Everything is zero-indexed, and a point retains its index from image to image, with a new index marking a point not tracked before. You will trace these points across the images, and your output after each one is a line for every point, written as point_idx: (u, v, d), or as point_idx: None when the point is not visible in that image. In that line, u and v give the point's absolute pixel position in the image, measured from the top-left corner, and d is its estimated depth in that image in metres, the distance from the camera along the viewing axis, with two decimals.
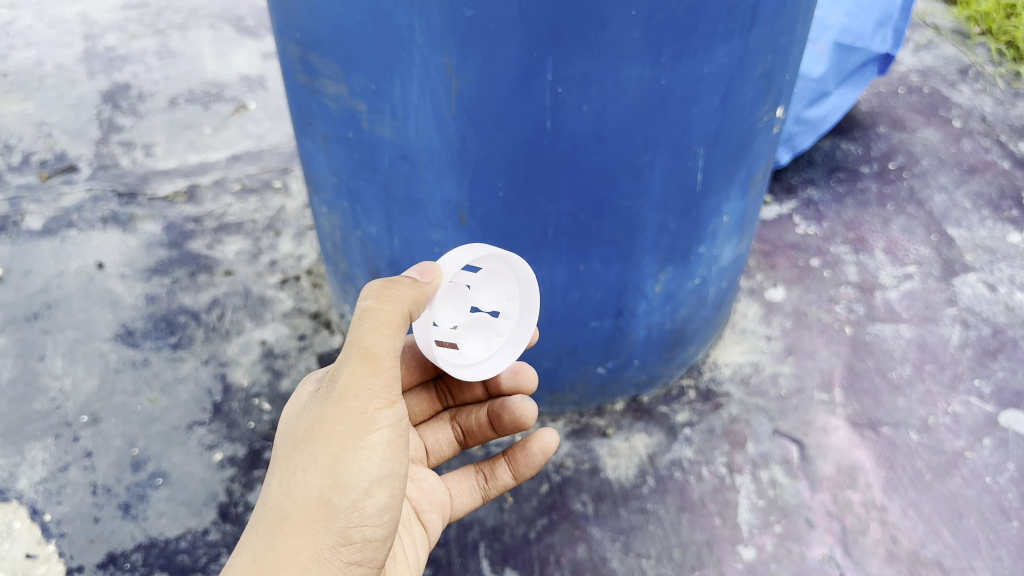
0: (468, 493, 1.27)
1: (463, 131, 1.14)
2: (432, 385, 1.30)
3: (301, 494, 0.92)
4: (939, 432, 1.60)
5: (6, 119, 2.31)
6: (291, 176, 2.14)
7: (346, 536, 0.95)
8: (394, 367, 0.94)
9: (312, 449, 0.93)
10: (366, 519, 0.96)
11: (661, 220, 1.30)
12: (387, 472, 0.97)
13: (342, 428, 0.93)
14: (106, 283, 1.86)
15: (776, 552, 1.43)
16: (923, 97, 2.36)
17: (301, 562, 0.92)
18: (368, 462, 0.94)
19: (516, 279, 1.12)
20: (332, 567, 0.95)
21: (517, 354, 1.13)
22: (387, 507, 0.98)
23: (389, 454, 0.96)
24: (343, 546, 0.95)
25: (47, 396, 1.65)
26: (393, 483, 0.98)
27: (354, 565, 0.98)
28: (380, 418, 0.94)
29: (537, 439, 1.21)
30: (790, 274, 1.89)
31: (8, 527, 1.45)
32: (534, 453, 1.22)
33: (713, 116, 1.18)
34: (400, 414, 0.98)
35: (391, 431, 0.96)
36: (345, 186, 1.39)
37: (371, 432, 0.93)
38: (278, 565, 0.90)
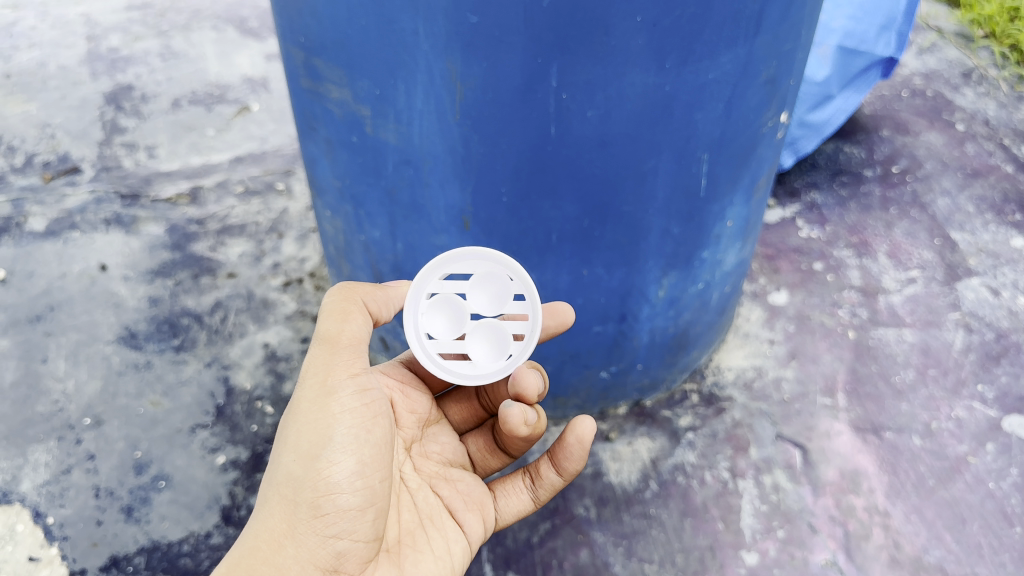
0: (516, 496, 1.25)
1: (467, 136, 1.14)
2: (473, 396, 1.30)
3: (278, 475, 1.00)
4: (942, 437, 1.60)
5: (9, 119, 2.32)
6: (294, 178, 2.14)
7: (316, 507, 0.97)
8: (356, 344, 1.02)
9: (286, 434, 1.01)
10: (335, 487, 0.98)
11: (664, 225, 1.30)
12: (351, 439, 0.99)
13: (304, 403, 0.99)
14: (109, 285, 1.86)
15: (779, 557, 1.43)
16: (926, 101, 2.36)
17: (276, 540, 0.97)
18: (327, 430, 0.98)
19: (515, 276, 1.10)
20: (310, 541, 0.97)
21: (527, 354, 1.08)
22: (357, 475, 0.99)
23: (355, 423, 1.00)
24: (315, 518, 0.97)
25: (50, 398, 1.65)
26: (362, 451, 1.00)
27: (337, 541, 0.99)
28: (339, 388, 1.00)
29: (572, 430, 1.15)
30: (793, 278, 1.89)
31: (11, 530, 1.46)
32: (571, 444, 1.16)
33: (718, 122, 1.18)
34: (370, 391, 1.03)
35: (352, 400, 1.00)
36: (348, 190, 1.39)
37: (330, 398, 0.99)
38: (254, 547, 0.97)
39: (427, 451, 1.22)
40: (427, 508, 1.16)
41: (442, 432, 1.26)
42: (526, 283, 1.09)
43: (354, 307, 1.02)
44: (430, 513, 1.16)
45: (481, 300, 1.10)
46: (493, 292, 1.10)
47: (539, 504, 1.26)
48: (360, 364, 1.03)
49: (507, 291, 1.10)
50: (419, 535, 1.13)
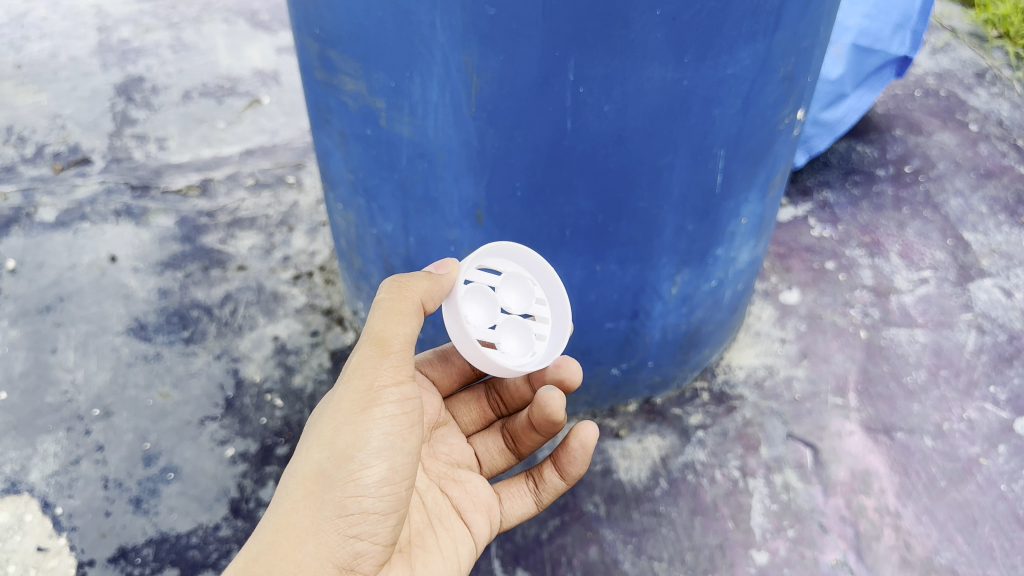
0: (520, 499, 1.25)
1: (482, 130, 1.14)
2: (484, 395, 1.32)
3: (305, 468, 0.98)
4: (954, 438, 1.59)
5: (19, 110, 2.31)
6: (305, 172, 2.14)
7: (344, 508, 0.97)
8: (404, 349, 1.00)
9: (320, 427, 0.99)
10: (365, 491, 0.98)
11: (679, 222, 1.29)
12: (388, 447, 0.98)
13: (346, 403, 0.98)
14: (118, 276, 1.85)
15: (789, 557, 1.43)
16: (939, 101, 2.35)
17: (297, 535, 0.96)
18: (366, 434, 0.97)
19: (539, 281, 1.15)
20: (331, 540, 0.97)
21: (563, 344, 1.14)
22: (387, 482, 0.99)
23: (393, 430, 0.99)
24: (340, 518, 0.97)
25: (59, 388, 1.65)
26: (396, 459, 0.99)
27: (356, 542, 0.99)
28: (384, 394, 0.98)
29: (576, 434, 1.18)
30: (805, 277, 1.89)
31: (20, 520, 1.45)
32: (574, 449, 1.19)
33: (735, 118, 1.17)
34: (410, 398, 1.01)
35: (396, 407, 0.99)
36: (361, 183, 1.38)
37: (373, 404, 0.98)
38: (275, 540, 0.95)
39: (436, 452, 1.22)
40: (436, 508, 1.16)
41: (450, 432, 1.27)
42: (550, 285, 1.15)
43: (410, 309, 1.00)
44: (439, 513, 1.16)
45: (510, 300, 1.14)
46: (520, 291, 1.14)
47: (542, 508, 1.27)
48: (404, 368, 1.02)
49: (532, 293, 1.15)
50: (428, 535, 1.13)
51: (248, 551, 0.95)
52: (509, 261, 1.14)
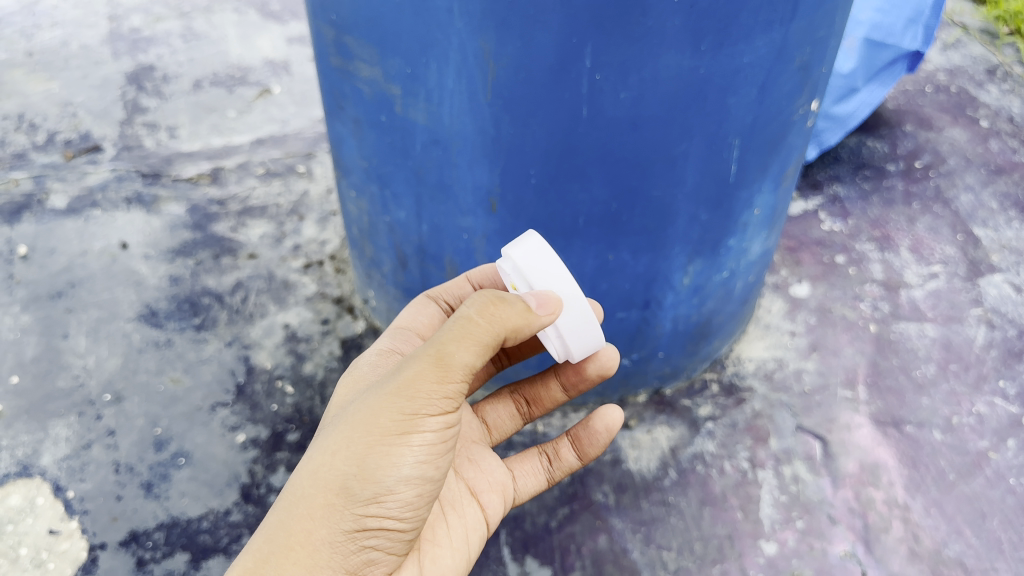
0: (534, 476, 1.26)
1: (498, 116, 1.14)
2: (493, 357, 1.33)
3: (332, 473, 0.92)
4: (962, 432, 1.59)
5: (30, 98, 2.32)
6: (315, 161, 2.14)
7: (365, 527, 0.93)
8: (464, 376, 0.92)
9: (353, 437, 0.92)
10: (389, 515, 0.94)
11: (692, 211, 1.29)
12: (419, 475, 0.93)
13: (387, 430, 0.91)
14: (129, 263, 1.86)
15: (798, 548, 1.43)
16: (950, 97, 2.35)
17: (311, 543, 0.93)
18: (403, 464, 0.92)
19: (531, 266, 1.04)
20: (344, 551, 0.94)
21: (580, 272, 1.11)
22: (411, 505, 0.95)
23: (427, 459, 0.93)
24: (357, 533, 0.94)
25: (70, 373, 1.65)
26: (427, 488, 0.95)
27: (368, 552, 0.96)
28: (427, 423, 0.91)
29: (601, 418, 1.21)
30: (815, 271, 1.89)
31: (31, 503, 1.46)
32: (599, 430, 1.22)
33: (750, 108, 1.17)
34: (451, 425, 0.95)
35: (435, 436, 0.92)
36: (375, 170, 1.38)
37: (412, 434, 0.91)
38: (289, 543, 0.93)
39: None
40: (452, 494, 1.14)
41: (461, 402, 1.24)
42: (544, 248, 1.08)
43: (480, 341, 0.91)
44: (453, 499, 1.14)
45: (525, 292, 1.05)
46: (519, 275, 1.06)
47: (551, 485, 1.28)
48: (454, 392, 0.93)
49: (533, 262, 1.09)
50: (439, 526, 1.11)
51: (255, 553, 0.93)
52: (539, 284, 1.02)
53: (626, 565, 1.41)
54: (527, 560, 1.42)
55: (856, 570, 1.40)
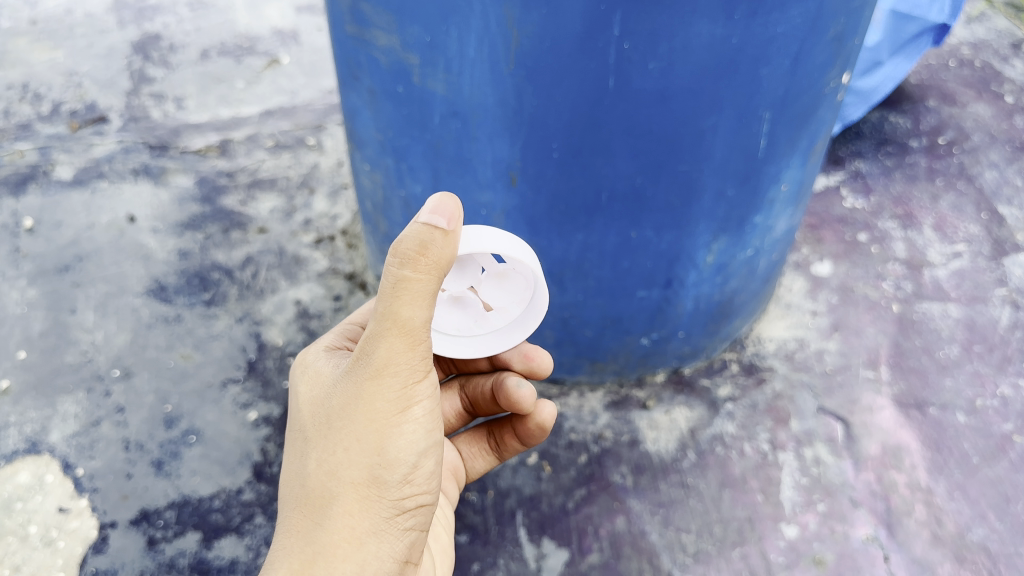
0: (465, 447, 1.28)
1: (521, 87, 1.10)
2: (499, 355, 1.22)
3: (347, 475, 0.88)
4: (987, 415, 1.56)
5: (35, 67, 2.27)
6: (326, 133, 2.10)
7: (399, 507, 0.92)
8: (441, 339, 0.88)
9: (350, 429, 0.87)
10: (415, 485, 0.93)
11: (719, 187, 1.24)
12: (432, 441, 0.93)
13: (383, 404, 0.86)
14: (137, 236, 1.82)
15: (819, 531, 1.40)
16: (974, 71, 2.30)
17: (358, 539, 0.89)
18: (404, 431, 0.89)
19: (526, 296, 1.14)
20: (391, 537, 0.92)
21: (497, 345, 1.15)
22: (433, 471, 0.95)
23: (432, 424, 0.92)
24: (397, 516, 0.92)
25: (78, 348, 1.63)
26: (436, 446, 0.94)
27: (410, 529, 0.95)
28: (421, 391, 0.88)
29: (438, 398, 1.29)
30: (837, 249, 1.85)
31: (41, 481, 1.44)
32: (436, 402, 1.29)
33: (783, 79, 1.12)
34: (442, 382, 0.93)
35: (432, 402, 0.91)
36: (389, 143, 1.32)
37: (414, 406, 0.88)
38: (333, 553, 0.87)
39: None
40: None
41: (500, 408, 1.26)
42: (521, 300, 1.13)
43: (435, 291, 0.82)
44: None
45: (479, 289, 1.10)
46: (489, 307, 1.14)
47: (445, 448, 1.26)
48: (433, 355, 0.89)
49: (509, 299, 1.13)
50: None
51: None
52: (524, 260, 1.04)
53: (644, 547, 1.39)
54: (544, 541, 1.40)
55: (878, 554, 1.38)
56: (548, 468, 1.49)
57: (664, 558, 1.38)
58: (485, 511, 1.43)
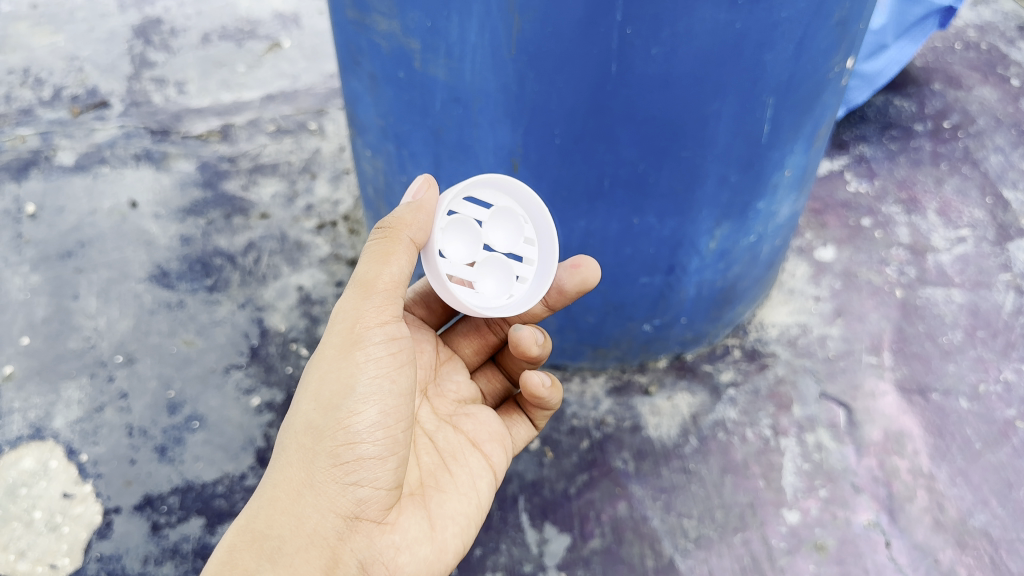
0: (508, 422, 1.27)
1: (522, 73, 1.09)
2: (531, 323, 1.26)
3: (299, 422, 0.97)
4: (989, 401, 1.56)
5: (36, 51, 2.27)
6: (327, 118, 2.09)
7: (336, 456, 0.94)
8: (394, 288, 0.96)
9: (309, 380, 0.98)
10: (358, 437, 0.94)
11: (722, 173, 1.23)
12: (377, 389, 0.95)
13: (331, 349, 0.96)
14: (139, 222, 1.82)
15: (821, 516, 1.41)
16: (980, 54, 2.28)
17: (294, 488, 0.94)
18: (342, 377, 0.94)
19: (531, 219, 1.09)
20: (330, 490, 0.94)
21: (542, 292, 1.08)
22: (382, 425, 0.95)
23: (380, 373, 0.95)
24: (335, 466, 0.94)
25: (81, 334, 1.63)
26: (386, 400, 0.95)
27: (357, 488, 0.95)
28: (368, 335, 0.95)
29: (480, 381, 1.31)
30: (840, 234, 1.84)
31: (45, 466, 1.45)
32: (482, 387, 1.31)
33: (787, 64, 1.11)
34: (397, 339, 0.97)
35: (381, 350, 0.95)
36: (391, 129, 1.32)
37: (355, 348, 0.94)
38: (274, 495, 0.95)
39: (444, 391, 1.20)
40: (449, 446, 1.13)
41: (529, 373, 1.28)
42: (542, 223, 1.08)
43: (398, 249, 0.94)
44: (452, 451, 1.13)
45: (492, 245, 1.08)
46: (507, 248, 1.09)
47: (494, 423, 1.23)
48: (391, 309, 0.97)
49: (522, 231, 1.08)
50: (442, 475, 1.09)
51: (236, 539, 0.93)
52: (500, 192, 1.08)
53: (646, 532, 1.39)
54: (545, 527, 1.40)
55: (879, 539, 1.38)
56: (550, 454, 1.50)
57: (666, 543, 1.38)
58: None
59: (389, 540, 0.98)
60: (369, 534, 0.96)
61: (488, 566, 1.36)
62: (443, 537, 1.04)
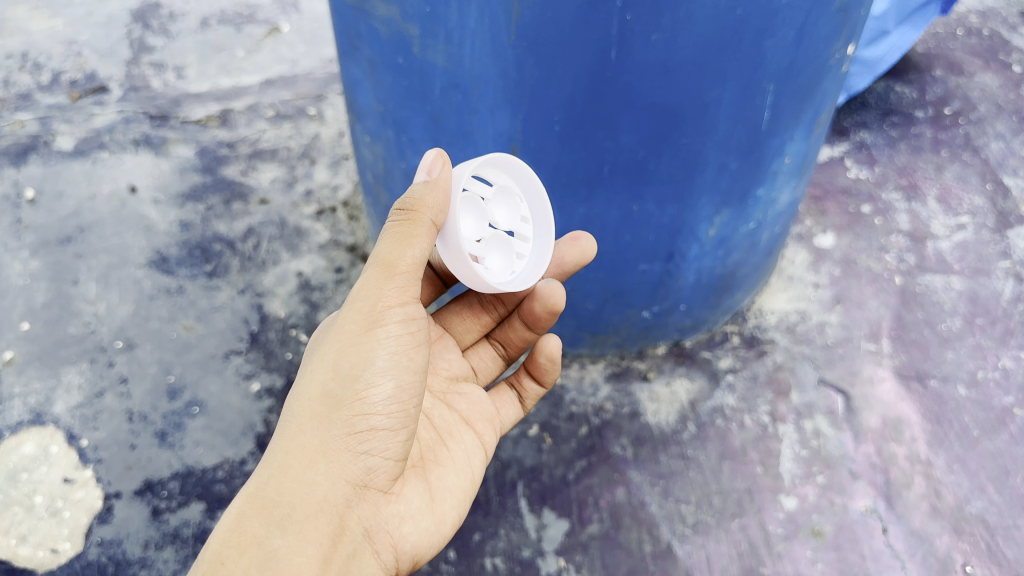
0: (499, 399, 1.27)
1: (522, 59, 1.08)
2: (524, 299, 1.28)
3: (312, 389, 0.96)
4: (987, 388, 1.56)
5: (34, 36, 2.26)
6: (326, 103, 2.08)
7: (351, 426, 0.94)
8: (415, 270, 0.96)
9: (324, 350, 0.97)
10: (373, 409, 0.95)
11: (722, 160, 1.23)
12: (395, 366, 0.96)
13: (349, 325, 0.96)
14: (139, 207, 1.82)
15: (818, 503, 1.41)
16: (982, 40, 2.27)
17: (307, 454, 0.93)
18: (361, 353, 0.95)
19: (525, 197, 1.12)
20: (343, 458, 0.94)
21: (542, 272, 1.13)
22: (397, 400, 0.96)
23: (398, 350, 0.96)
24: (350, 436, 0.94)
25: (81, 320, 1.63)
26: (402, 376, 0.97)
27: (368, 458, 0.95)
28: (388, 315, 0.96)
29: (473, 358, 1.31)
30: (840, 220, 1.84)
31: (45, 451, 1.45)
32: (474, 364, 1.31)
33: (787, 51, 1.10)
34: (414, 319, 0.98)
35: (400, 329, 0.97)
36: (389, 115, 1.31)
37: (377, 325, 0.95)
38: (285, 462, 0.92)
39: (434, 368, 1.21)
40: (444, 425, 1.14)
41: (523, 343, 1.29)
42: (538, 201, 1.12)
43: (421, 231, 0.94)
44: (447, 429, 1.14)
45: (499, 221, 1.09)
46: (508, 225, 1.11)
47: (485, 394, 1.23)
48: (411, 289, 0.98)
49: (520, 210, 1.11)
50: (439, 450, 1.11)
51: (246, 507, 0.91)
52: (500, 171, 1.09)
53: (644, 518, 1.40)
54: (544, 512, 1.41)
55: (876, 526, 1.39)
56: (549, 440, 1.50)
57: (663, 529, 1.39)
58: (486, 482, 1.45)
59: (392, 509, 0.99)
60: (375, 504, 0.97)
61: (486, 551, 1.37)
62: (442, 509, 1.06)
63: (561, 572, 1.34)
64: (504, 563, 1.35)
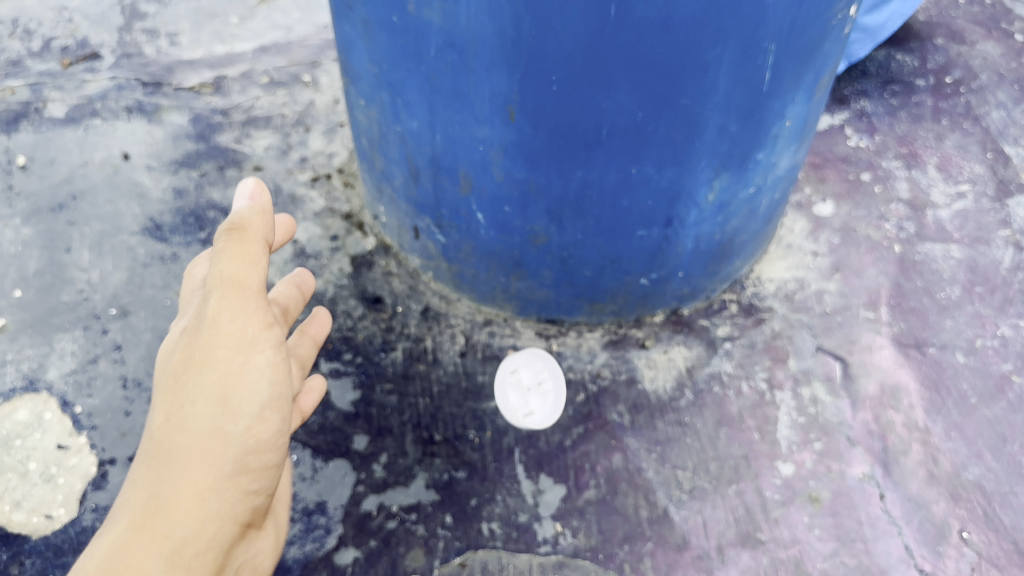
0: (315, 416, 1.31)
1: (519, 16, 1.06)
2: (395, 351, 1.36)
3: (192, 427, 1.00)
4: (986, 355, 1.56)
5: (24, 1, 2.22)
6: (321, 70, 2.06)
7: (243, 463, 1.03)
8: (262, 291, 1.06)
9: (193, 382, 1.02)
10: (262, 446, 1.05)
11: (722, 122, 1.22)
12: (274, 396, 1.07)
13: (222, 351, 1.02)
14: (132, 174, 1.80)
15: (815, 469, 1.41)
16: (984, 9, 2.25)
17: (197, 495, 0.97)
18: (252, 387, 1.04)
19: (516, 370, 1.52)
20: (231, 497, 1.01)
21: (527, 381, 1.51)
22: (277, 432, 1.08)
23: (274, 378, 1.07)
24: (240, 474, 1.02)
25: (74, 287, 1.61)
26: (276, 404, 1.08)
27: (254, 497, 1.05)
28: (259, 340, 1.05)
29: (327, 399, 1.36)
30: (839, 188, 1.82)
31: (39, 418, 1.44)
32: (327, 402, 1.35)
33: (790, 9, 1.08)
34: (279, 343, 1.09)
35: (273, 354, 1.07)
36: (385, 76, 1.28)
37: (252, 350, 1.04)
38: (172, 500, 0.95)
39: None
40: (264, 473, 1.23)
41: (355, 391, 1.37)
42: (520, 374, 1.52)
43: (255, 246, 1.06)
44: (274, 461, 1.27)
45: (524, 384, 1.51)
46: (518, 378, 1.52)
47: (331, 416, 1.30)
48: (268, 313, 1.07)
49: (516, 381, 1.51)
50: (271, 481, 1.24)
51: (129, 535, 0.93)
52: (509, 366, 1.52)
53: (641, 484, 1.40)
54: (541, 478, 1.41)
55: (873, 492, 1.39)
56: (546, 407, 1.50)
57: (660, 495, 1.38)
58: (483, 449, 1.44)
59: (260, 543, 1.13)
60: (249, 540, 1.10)
61: (483, 516, 1.36)
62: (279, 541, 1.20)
63: (558, 537, 1.34)
64: (501, 528, 1.35)
